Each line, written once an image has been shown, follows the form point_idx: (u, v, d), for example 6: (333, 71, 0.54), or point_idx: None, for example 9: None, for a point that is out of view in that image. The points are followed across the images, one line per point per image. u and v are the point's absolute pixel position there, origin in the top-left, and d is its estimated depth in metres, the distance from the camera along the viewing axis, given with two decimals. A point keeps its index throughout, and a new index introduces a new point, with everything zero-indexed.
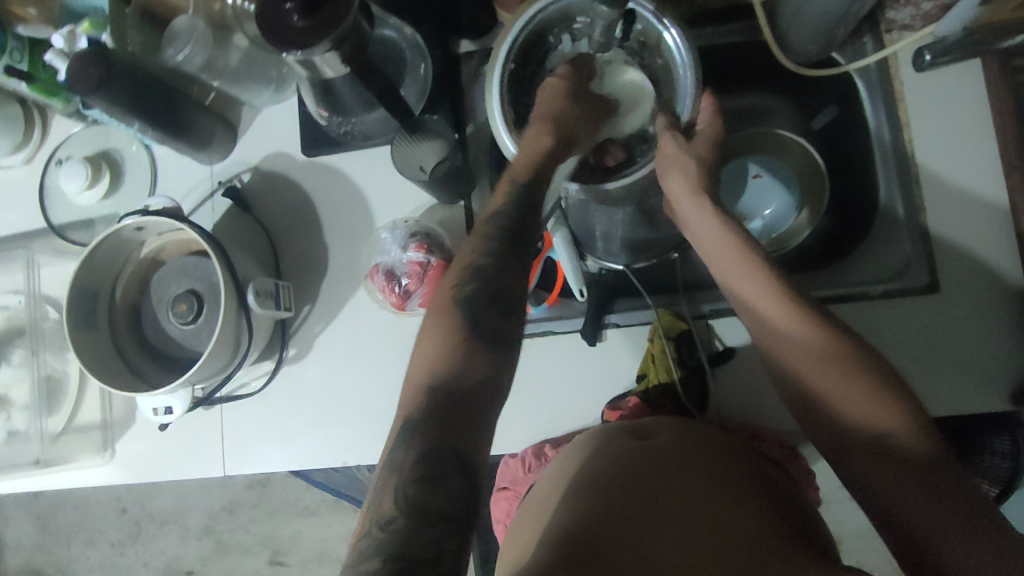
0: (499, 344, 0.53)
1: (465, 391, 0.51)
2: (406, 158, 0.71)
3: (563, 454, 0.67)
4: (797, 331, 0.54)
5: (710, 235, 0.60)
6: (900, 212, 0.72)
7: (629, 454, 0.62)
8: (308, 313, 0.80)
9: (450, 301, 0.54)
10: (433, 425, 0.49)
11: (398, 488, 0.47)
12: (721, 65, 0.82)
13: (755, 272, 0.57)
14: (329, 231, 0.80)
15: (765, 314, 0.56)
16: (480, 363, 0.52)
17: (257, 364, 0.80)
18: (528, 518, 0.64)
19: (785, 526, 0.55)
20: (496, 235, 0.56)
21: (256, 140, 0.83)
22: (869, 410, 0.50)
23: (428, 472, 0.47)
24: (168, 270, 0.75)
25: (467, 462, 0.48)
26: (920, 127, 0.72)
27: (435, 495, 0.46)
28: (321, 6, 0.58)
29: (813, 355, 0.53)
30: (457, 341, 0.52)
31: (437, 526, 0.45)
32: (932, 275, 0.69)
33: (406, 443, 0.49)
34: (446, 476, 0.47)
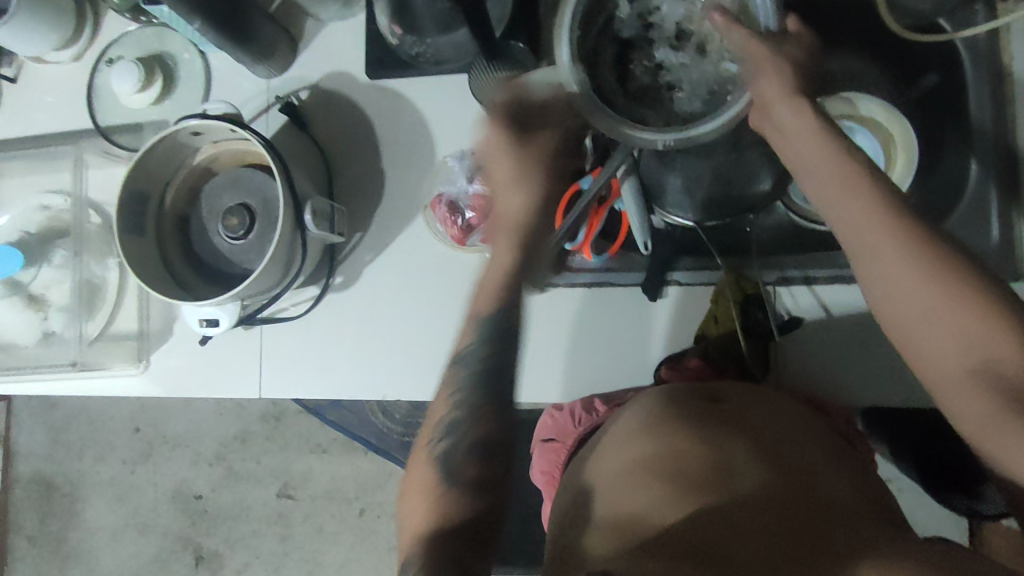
0: (484, 484, 0.55)
1: (460, 525, 0.53)
2: (483, 87, 0.70)
3: (616, 418, 0.64)
4: (908, 260, 0.47)
5: (807, 154, 0.52)
6: (993, 196, 0.69)
7: (698, 417, 0.59)
8: (359, 241, 0.77)
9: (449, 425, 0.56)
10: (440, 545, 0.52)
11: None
12: (813, 21, 0.76)
13: (861, 189, 0.49)
14: (388, 158, 0.77)
15: (876, 253, 0.48)
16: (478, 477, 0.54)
17: (302, 288, 0.78)
18: (591, 472, 0.61)
19: (875, 504, 0.52)
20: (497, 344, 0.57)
21: (316, 57, 0.80)
22: (995, 351, 0.44)
23: None
24: (223, 180, 0.72)
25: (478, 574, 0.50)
26: (1023, 109, 0.69)
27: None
28: None
29: (927, 285, 0.46)
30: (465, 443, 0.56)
31: None
32: (1019, 264, 0.66)
33: None
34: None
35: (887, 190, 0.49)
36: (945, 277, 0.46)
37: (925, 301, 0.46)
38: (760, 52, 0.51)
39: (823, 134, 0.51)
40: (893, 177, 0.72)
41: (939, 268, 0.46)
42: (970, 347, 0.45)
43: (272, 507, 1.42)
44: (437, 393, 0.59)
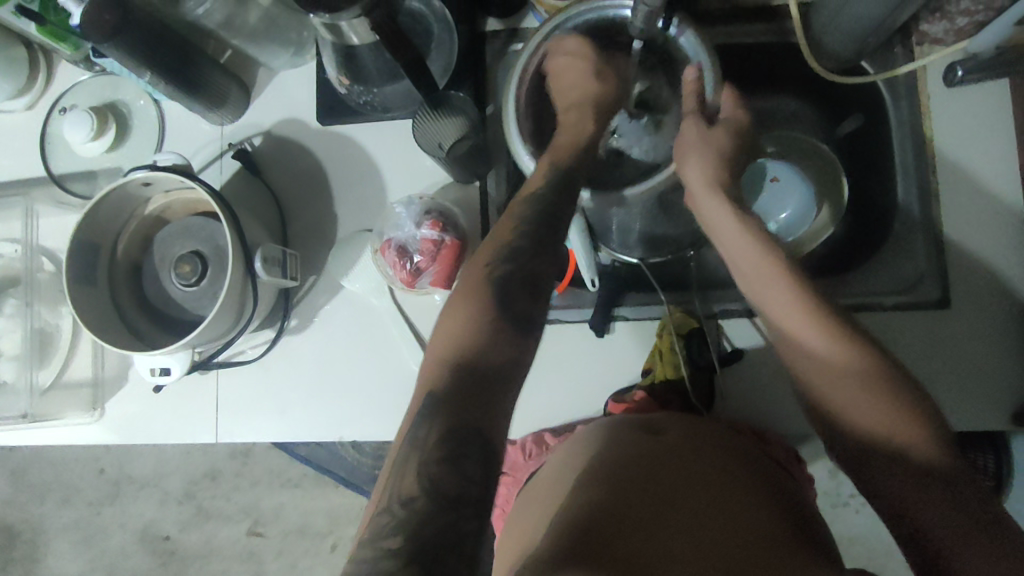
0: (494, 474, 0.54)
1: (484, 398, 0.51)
2: (427, 133, 0.72)
3: (568, 448, 0.67)
4: (813, 331, 0.54)
5: (739, 251, 0.59)
6: (917, 223, 0.73)
7: (639, 449, 0.62)
8: (313, 283, 0.78)
9: (463, 327, 0.52)
10: (413, 454, 0.46)
11: (418, 467, 0.45)
12: (747, 65, 0.79)
13: (772, 274, 0.57)
14: (341, 201, 0.79)
15: (800, 328, 0.55)
16: (474, 358, 0.50)
17: (256, 332, 0.79)
18: (539, 502, 0.63)
19: (799, 533, 0.55)
20: (500, 272, 0.54)
21: (269, 104, 0.81)
22: (894, 418, 0.50)
23: (450, 450, 0.46)
24: (173, 229, 0.73)
25: (459, 491, 0.45)
26: (942, 141, 0.73)
27: (430, 515, 0.43)
28: None
29: (827, 355, 0.53)
30: (490, 326, 0.52)
31: (457, 508, 0.44)
32: (942, 291, 0.71)
33: (427, 420, 0.47)
34: (439, 492, 0.44)
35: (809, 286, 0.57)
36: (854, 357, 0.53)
37: (837, 370, 0.53)
38: (685, 128, 0.62)
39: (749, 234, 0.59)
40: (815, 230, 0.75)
41: (849, 350, 0.53)
42: (870, 413, 0.51)
43: (241, 545, 1.41)
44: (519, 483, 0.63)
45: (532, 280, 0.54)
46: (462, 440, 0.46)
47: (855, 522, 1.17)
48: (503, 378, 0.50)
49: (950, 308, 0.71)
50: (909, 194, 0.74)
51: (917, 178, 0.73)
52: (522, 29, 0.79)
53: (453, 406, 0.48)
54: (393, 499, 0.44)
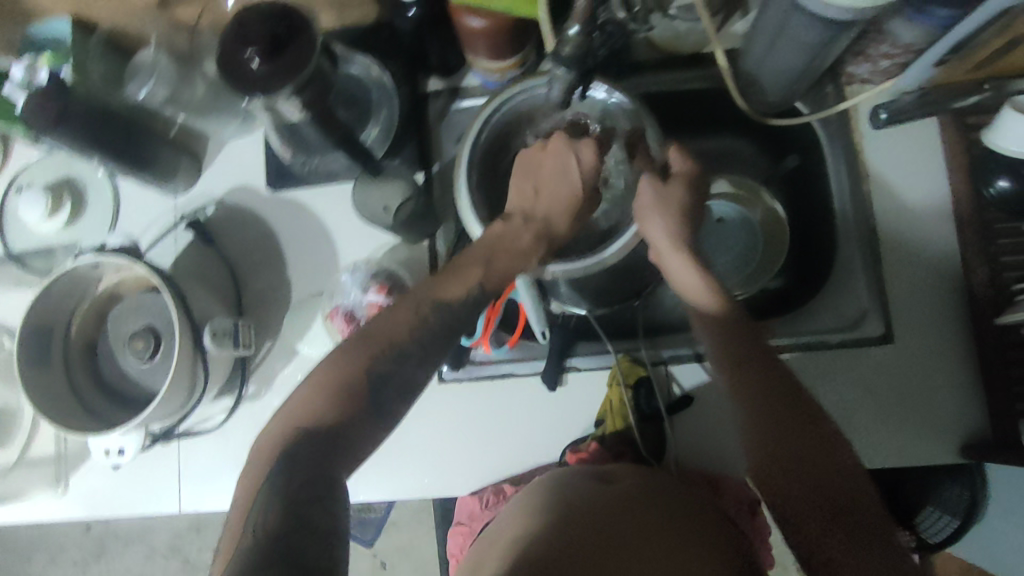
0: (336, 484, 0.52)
1: (339, 429, 0.52)
2: (368, 201, 0.72)
3: (520, 498, 0.67)
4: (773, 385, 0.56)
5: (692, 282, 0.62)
6: (858, 260, 0.74)
7: (596, 497, 0.63)
8: (269, 349, 0.79)
9: (335, 389, 0.53)
10: (275, 493, 0.48)
11: (278, 506, 0.48)
12: (684, 108, 0.82)
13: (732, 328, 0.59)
14: (292, 266, 0.80)
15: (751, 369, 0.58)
16: (336, 429, 0.52)
17: (216, 400, 0.79)
18: (496, 544, 0.62)
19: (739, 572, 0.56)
20: (382, 348, 0.55)
21: (220, 173, 0.83)
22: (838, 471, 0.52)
23: (308, 492, 0.49)
24: (127, 306, 0.75)
25: (321, 526, 0.48)
26: (879, 180, 0.74)
27: (290, 545, 0.46)
28: (283, 51, 0.59)
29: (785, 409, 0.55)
30: (356, 371, 0.54)
31: (326, 539, 0.47)
32: (886, 326, 0.72)
33: (288, 466, 0.50)
34: (295, 527, 0.47)
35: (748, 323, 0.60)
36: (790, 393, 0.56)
37: (774, 404, 0.56)
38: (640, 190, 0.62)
39: (702, 273, 0.62)
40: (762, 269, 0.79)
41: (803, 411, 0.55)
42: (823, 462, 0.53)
43: None
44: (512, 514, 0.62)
45: (406, 359, 0.56)
46: (320, 484, 0.49)
47: None
48: (357, 443, 0.53)
49: (894, 343, 0.72)
50: (849, 230, 0.75)
51: (856, 216, 0.74)
52: (462, 87, 0.80)
53: (313, 454, 0.51)
54: (251, 530, 0.47)
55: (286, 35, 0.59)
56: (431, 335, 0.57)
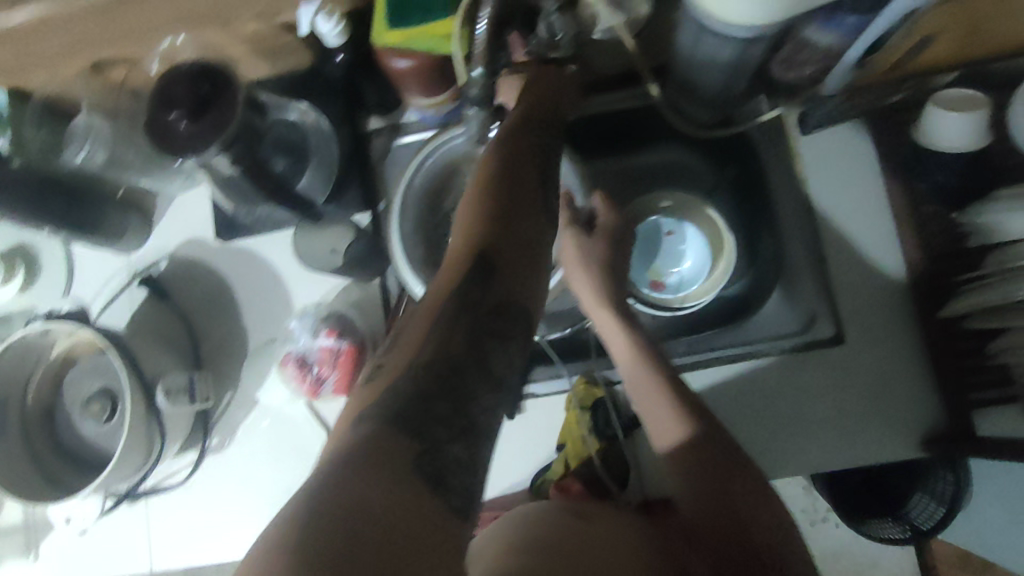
0: (487, 331, 0.42)
1: (522, 243, 0.46)
2: (314, 246, 0.73)
3: (499, 527, 0.63)
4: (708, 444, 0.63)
5: (618, 342, 0.67)
6: (804, 264, 0.75)
7: (568, 530, 0.59)
8: (230, 399, 0.80)
9: (499, 193, 0.47)
10: (454, 307, 0.42)
11: (446, 317, 0.42)
12: (621, 125, 0.82)
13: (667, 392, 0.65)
14: (248, 314, 0.81)
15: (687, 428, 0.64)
16: (502, 242, 0.45)
17: (181, 455, 0.80)
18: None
19: None
20: (523, 152, 0.51)
21: (170, 227, 0.83)
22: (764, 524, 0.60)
23: (485, 313, 0.42)
24: (84, 368, 0.75)
25: (490, 367, 0.41)
26: (817, 181, 0.75)
27: (451, 373, 0.40)
28: (207, 110, 0.60)
29: (720, 466, 0.62)
30: (518, 182, 0.48)
31: (483, 365, 0.41)
32: (836, 327, 0.72)
33: (457, 282, 0.43)
34: (447, 383, 0.39)
35: (677, 383, 0.66)
36: (733, 459, 0.63)
37: (710, 463, 0.63)
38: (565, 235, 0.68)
39: (623, 330, 0.67)
40: (715, 278, 0.79)
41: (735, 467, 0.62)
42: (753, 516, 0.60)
43: None
44: (496, 546, 0.58)
45: (529, 248, 0.46)
46: (481, 321, 0.42)
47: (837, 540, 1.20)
48: (534, 262, 0.46)
49: (846, 343, 0.72)
50: (792, 235, 0.75)
51: (799, 220, 0.75)
52: (403, 123, 0.80)
53: (468, 297, 0.43)
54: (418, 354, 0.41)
55: (210, 93, 0.60)
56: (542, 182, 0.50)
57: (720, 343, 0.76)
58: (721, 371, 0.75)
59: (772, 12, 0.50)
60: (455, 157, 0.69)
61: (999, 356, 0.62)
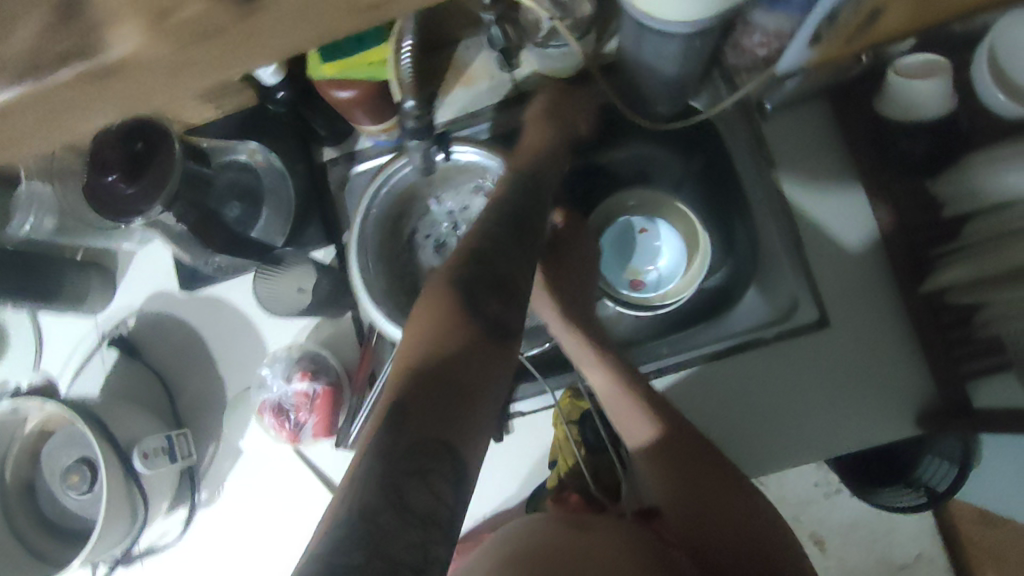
0: (426, 480, 0.36)
1: (469, 367, 0.40)
2: (282, 286, 0.73)
3: (488, 546, 0.58)
4: (688, 450, 0.64)
5: (587, 357, 0.65)
6: (781, 250, 0.73)
7: (569, 539, 0.55)
8: (213, 451, 0.78)
9: (449, 309, 0.42)
10: (384, 455, 0.36)
11: (374, 475, 0.35)
12: (577, 127, 0.77)
13: (643, 405, 0.64)
14: (222, 363, 0.79)
15: (666, 437, 0.64)
16: (452, 365, 0.40)
17: (171, 513, 0.78)
18: None
19: None
20: (477, 245, 0.45)
21: (134, 283, 0.81)
22: (750, 519, 0.61)
23: (416, 464, 0.36)
24: (60, 439, 0.73)
25: (423, 509, 0.35)
26: (783, 164, 0.74)
27: (388, 526, 0.33)
28: (145, 169, 0.58)
29: (700, 470, 0.63)
30: (468, 289, 0.43)
31: (424, 525, 0.35)
32: (820, 310, 0.71)
33: (394, 424, 0.37)
34: (366, 544, 0.33)
35: (649, 391, 0.66)
36: (712, 461, 0.63)
37: (690, 465, 0.63)
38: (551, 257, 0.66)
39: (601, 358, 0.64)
40: (695, 267, 0.74)
41: (715, 466, 0.63)
42: (739, 513, 0.61)
43: None
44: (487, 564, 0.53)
45: (484, 365, 0.41)
46: (426, 458, 0.36)
47: (851, 510, 1.18)
48: (481, 393, 0.40)
49: (830, 325, 0.71)
50: (768, 224, 0.72)
51: (772, 204, 0.73)
52: (356, 151, 0.78)
53: (400, 453, 0.36)
54: (346, 507, 0.34)
55: (145, 152, 0.58)
56: (503, 263, 0.45)
57: (703, 341, 0.74)
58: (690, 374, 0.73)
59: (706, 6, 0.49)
60: (411, 189, 0.67)
61: (984, 330, 0.63)
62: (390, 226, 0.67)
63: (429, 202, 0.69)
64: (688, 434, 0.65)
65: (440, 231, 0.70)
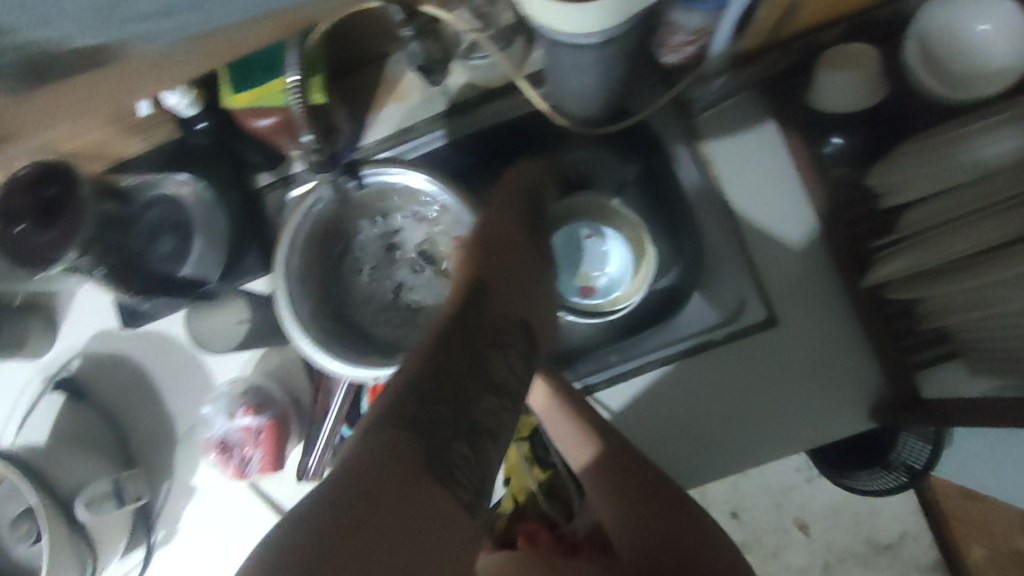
0: (484, 374, 0.46)
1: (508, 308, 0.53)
2: (220, 325, 0.74)
3: None
4: (634, 471, 0.64)
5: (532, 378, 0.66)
6: (725, 249, 0.72)
7: None
8: (168, 489, 0.76)
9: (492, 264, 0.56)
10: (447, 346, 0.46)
11: (437, 359, 0.45)
12: (515, 137, 0.76)
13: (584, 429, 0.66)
14: (171, 400, 0.78)
15: (613, 459, 0.65)
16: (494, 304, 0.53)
17: (129, 554, 0.77)
18: None
19: None
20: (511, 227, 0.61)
21: (76, 325, 0.80)
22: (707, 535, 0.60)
23: (474, 361, 0.47)
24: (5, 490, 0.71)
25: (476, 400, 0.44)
26: (723, 162, 0.73)
27: (453, 399, 0.43)
28: (56, 215, 0.58)
29: (649, 491, 0.63)
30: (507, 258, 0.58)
31: (479, 408, 0.44)
32: (768, 308, 0.70)
33: (457, 329, 0.48)
34: (436, 399, 0.42)
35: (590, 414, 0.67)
36: (660, 481, 0.63)
37: (639, 487, 0.63)
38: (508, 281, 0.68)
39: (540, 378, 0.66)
40: (640, 276, 0.74)
41: (662, 486, 0.63)
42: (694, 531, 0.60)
43: None
44: None
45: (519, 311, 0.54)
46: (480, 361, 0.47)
47: (830, 495, 1.18)
48: (518, 330, 0.53)
49: (780, 323, 0.71)
50: (712, 223, 0.72)
51: (712, 203, 0.72)
52: (292, 175, 0.76)
53: (448, 359, 0.45)
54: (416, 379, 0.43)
55: (55, 199, 0.58)
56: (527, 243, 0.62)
57: (655, 345, 0.73)
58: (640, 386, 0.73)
59: (603, 18, 0.48)
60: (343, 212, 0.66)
61: (927, 321, 0.63)
62: (322, 254, 0.66)
63: (363, 223, 0.68)
64: (633, 455, 0.65)
65: (373, 251, 0.70)
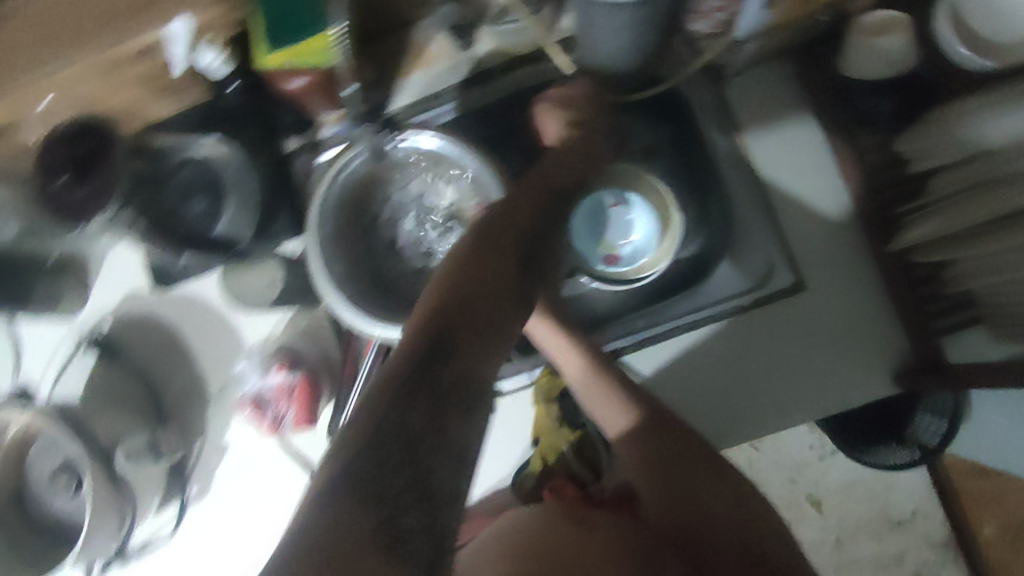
0: (449, 403, 0.41)
1: (496, 301, 0.46)
2: (248, 287, 0.76)
3: (476, 542, 0.60)
4: (666, 434, 0.65)
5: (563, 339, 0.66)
6: (752, 216, 0.72)
7: (559, 535, 0.57)
8: (200, 447, 0.78)
9: (482, 254, 0.48)
10: (413, 371, 0.41)
11: (393, 395, 0.40)
12: None
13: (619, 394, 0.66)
14: (203, 359, 0.79)
15: (646, 425, 0.66)
16: (475, 301, 0.45)
17: (162, 510, 0.78)
18: None
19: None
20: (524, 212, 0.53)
21: (107, 285, 0.81)
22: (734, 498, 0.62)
23: (438, 390, 0.41)
24: (42, 444, 0.73)
25: (438, 442, 0.40)
26: (748, 129, 0.73)
27: (403, 456, 0.38)
28: (91, 171, 0.65)
29: (682, 457, 0.64)
30: (513, 238, 0.50)
31: (432, 460, 0.39)
32: (793, 275, 0.71)
33: (427, 342, 0.43)
34: (394, 460, 0.38)
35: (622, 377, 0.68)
36: (692, 446, 0.64)
37: (671, 452, 0.64)
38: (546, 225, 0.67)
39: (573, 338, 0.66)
40: (668, 244, 0.73)
41: (695, 451, 0.64)
42: (721, 494, 0.62)
43: None
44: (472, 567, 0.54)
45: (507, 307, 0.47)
46: (447, 387, 0.42)
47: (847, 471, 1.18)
48: (500, 334, 0.46)
49: (804, 288, 0.72)
50: (740, 189, 0.73)
51: (740, 171, 0.73)
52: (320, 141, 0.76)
53: (417, 377, 0.41)
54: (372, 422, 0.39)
55: (90, 155, 0.65)
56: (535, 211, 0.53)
57: (680, 310, 0.73)
58: (666, 352, 0.74)
59: None
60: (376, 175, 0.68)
61: (952, 285, 0.64)
62: (353, 215, 0.67)
63: (395, 185, 0.69)
64: (666, 421, 0.66)
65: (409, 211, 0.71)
